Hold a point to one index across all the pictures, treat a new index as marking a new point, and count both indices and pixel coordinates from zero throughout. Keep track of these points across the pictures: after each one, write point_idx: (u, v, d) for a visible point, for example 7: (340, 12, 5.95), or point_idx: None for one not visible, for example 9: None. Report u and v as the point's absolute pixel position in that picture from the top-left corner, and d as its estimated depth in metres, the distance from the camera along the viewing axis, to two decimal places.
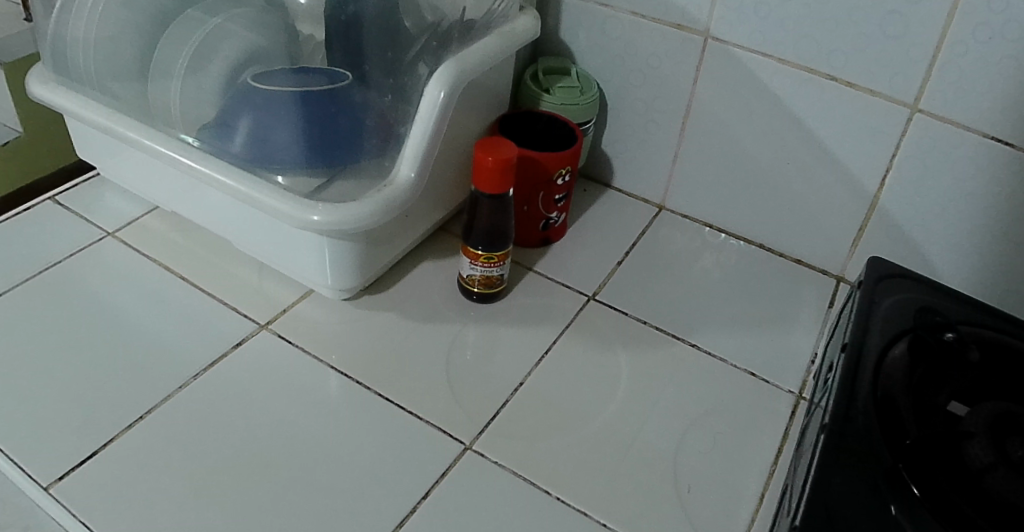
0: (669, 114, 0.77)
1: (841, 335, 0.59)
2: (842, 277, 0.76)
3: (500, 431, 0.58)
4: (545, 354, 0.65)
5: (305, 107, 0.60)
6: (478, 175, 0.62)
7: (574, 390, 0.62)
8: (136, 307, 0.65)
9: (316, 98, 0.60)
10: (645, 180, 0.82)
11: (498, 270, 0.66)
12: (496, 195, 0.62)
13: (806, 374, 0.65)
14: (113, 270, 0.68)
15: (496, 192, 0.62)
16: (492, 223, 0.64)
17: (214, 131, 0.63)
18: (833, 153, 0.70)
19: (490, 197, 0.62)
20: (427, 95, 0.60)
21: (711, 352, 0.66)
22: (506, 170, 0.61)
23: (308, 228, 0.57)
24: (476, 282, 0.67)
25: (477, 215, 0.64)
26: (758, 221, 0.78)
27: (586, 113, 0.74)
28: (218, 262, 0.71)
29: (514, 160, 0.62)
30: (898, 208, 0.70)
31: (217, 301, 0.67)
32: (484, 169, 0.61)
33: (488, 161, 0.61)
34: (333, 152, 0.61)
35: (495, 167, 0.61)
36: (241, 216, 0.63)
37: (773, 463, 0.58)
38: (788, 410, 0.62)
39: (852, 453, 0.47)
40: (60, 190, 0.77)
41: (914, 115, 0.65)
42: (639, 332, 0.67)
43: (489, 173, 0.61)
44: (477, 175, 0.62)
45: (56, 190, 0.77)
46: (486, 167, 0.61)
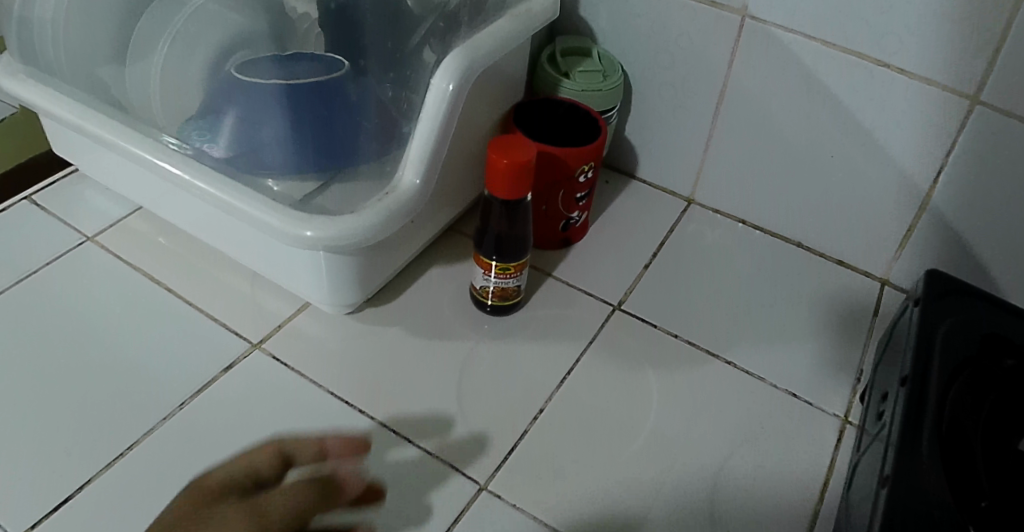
0: (699, 100, 0.70)
1: (897, 360, 0.53)
2: (887, 279, 0.70)
3: (516, 467, 0.52)
4: (567, 377, 0.59)
5: (302, 105, 0.53)
6: (489, 175, 0.55)
7: (598, 418, 0.56)
8: (118, 323, 0.59)
9: (315, 94, 0.53)
10: (673, 171, 0.76)
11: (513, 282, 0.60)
12: (510, 199, 0.56)
13: (852, 395, 0.59)
14: (93, 280, 0.62)
15: (510, 197, 0.55)
16: (507, 229, 0.57)
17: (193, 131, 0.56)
18: (884, 148, 0.63)
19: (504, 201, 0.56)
20: (435, 89, 0.53)
21: (749, 371, 0.60)
22: (522, 172, 0.54)
23: (301, 244, 0.50)
24: (488, 293, 0.61)
25: (491, 219, 0.58)
26: (797, 218, 0.72)
27: (610, 100, 0.67)
28: (207, 270, 0.64)
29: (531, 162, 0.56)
30: (952, 209, 0.63)
31: (207, 316, 0.61)
32: (496, 169, 0.54)
33: (502, 165, 0.54)
34: (329, 155, 0.55)
35: (509, 167, 0.54)
36: (230, 225, 0.57)
37: (819, 501, 0.52)
38: (834, 437, 0.56)
39: (917, 514, 0.42)
40: (38, 187, 0.70)
41: (974, 107, 0.57)
42: (669, 347, 0.62)
43: (501, 175, 0.54)
44: (489, 174, 0.55)
45: (34, 187, 0.70)
46: (498, 167, 0.54)
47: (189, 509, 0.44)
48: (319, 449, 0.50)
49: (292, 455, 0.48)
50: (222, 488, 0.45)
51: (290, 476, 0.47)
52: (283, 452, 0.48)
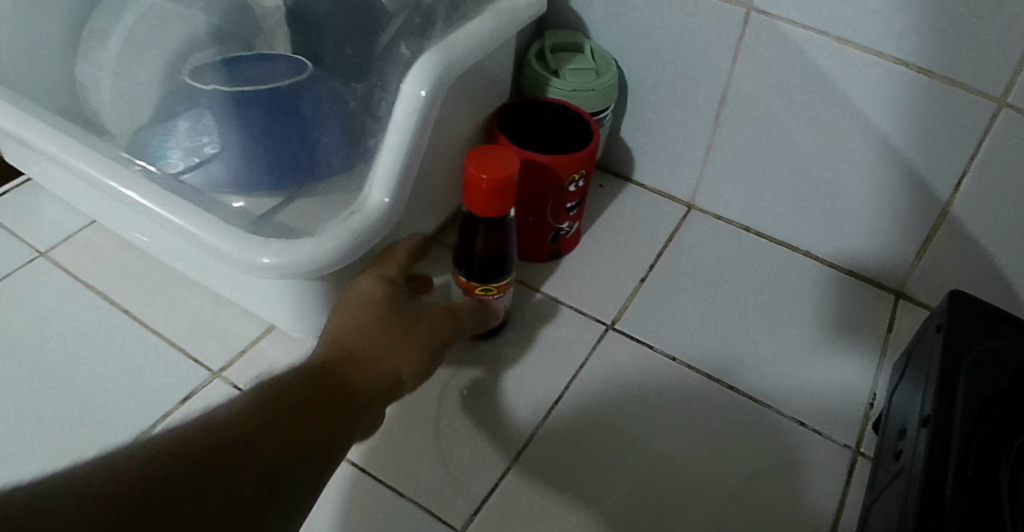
0: (700, 100, 0.65)
1: (915, 394, 0.48)
2: (902, 292, 0.65)
3: (500, 510, 0.49)
4: (555, 404, 0.55)
5: (253, 114, 0.51)
6: (468, 192, 0.50)
7: (588, 451, 0.53)
8: (70, 349, 0.55)
9: (265, 101, 0.51)
10: (672, 174, 0.71)
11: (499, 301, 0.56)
12: (493, 217, 0.51)
13: (863, 424, 0.56)
14: (45, 302, 0.58)
15: (492, 215, 0.51)
16: (489, 249, 0.53)
17: (147, 139, 0.52)
18: (901, 153, 0.58)
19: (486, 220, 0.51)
20: (405, 97, 0.48)
21: (751, 397, 0.57)
22: (505, 188, 0.49)
23: (258, 272, 0.46)
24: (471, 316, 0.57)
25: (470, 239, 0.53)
26: (805, 226, 0.67)
27: (603, 101, 0.62)
28: (169, 288, 0.60)
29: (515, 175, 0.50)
30: (973, 220, 0.58)
31: (164, 340, 0.56)
32: (476, 187, 0.49)
33: (482, 181, 0.49)
34: (294, 164, 0.52)
35: (490, 184, 0.49)
36: (183, 249, 0.52)
37: None
38: (844, 473, 0.52)
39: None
40: None
41: (1001, 111, 0.52)
42: (666, 371, 0.58)
43: (482, 193, 0.49)
44: (468, 192, 0.50)
45: None
46: (479, 184, 0.49)
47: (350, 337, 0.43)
48: (478, 302, 0.52)
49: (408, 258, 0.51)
50: (410, 309, 0.47)
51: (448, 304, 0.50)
52: (455, 312, 0.49)
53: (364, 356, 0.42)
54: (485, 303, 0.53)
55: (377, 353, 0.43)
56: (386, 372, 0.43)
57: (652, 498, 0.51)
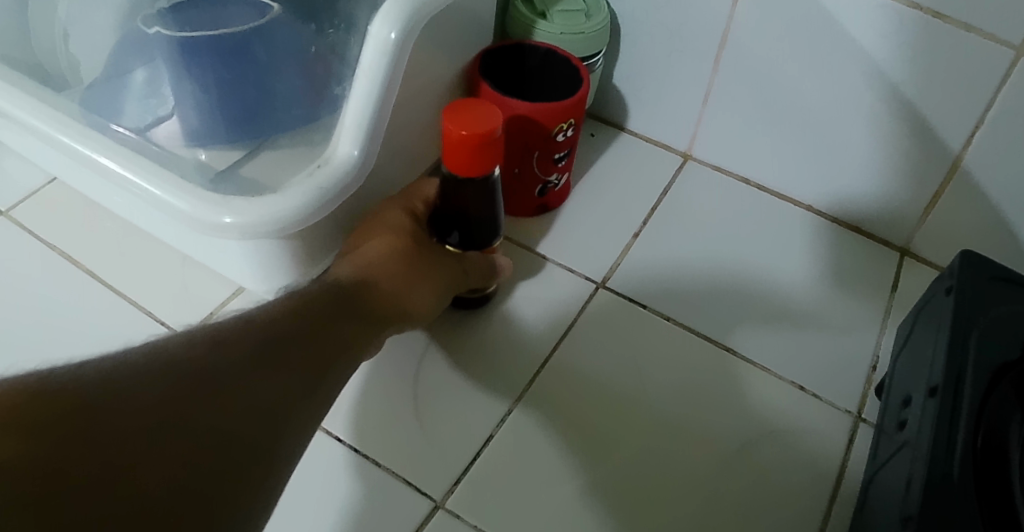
0: (698, 45, 0.60)
1: (922, 359, 0.46)
2: (907, 249, 0.62)
3: (483, 481, 0.47)
4: (542, 368, 0.53)
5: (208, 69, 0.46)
6: (448, 151, 0.46)
7: (576, 417, 0.50)
8: (32, 314, 0.53)
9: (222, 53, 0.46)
10: (668, 123, 0.67)
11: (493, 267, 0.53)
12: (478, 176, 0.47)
13: (866, 388, 0.53)
14: (5, 264, 0.55)
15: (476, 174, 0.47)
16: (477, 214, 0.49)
17: (101, 90, 0.49)
18: (910, 104, 0.54)
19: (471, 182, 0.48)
20: (374, 39, 0.44)
21: (747, 359, 0.54)
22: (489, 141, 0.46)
23: (220, 233, 0.43)
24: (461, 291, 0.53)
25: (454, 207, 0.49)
26: (808, 179, 0.63)
27: (593, 45, 0.58)
28: (136, 248, 0.57)
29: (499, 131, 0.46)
30: (985, 176, 0.54)
31: (129, 303, 0.53)
32: (457, 143, 0.46)
33: (459, 138, 0.45)
34: (259, 116, 0.48)
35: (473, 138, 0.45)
36: (144, 208, 0.49)
37: (824, 518, 0.47)
38: (843, 439, 0.50)
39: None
40: None
41: (1019, 60, 0.48)
42: (659, 331, 0.55)
43: (465, 149, 0.45)
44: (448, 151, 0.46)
45: None
46: (460, 140, 0.45)
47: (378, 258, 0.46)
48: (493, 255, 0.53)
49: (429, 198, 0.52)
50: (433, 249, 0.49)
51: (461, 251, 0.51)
52: (468, 261, 0.51)
53: (389, 287, 0.46)
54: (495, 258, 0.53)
55: (403, 284, 0.46)
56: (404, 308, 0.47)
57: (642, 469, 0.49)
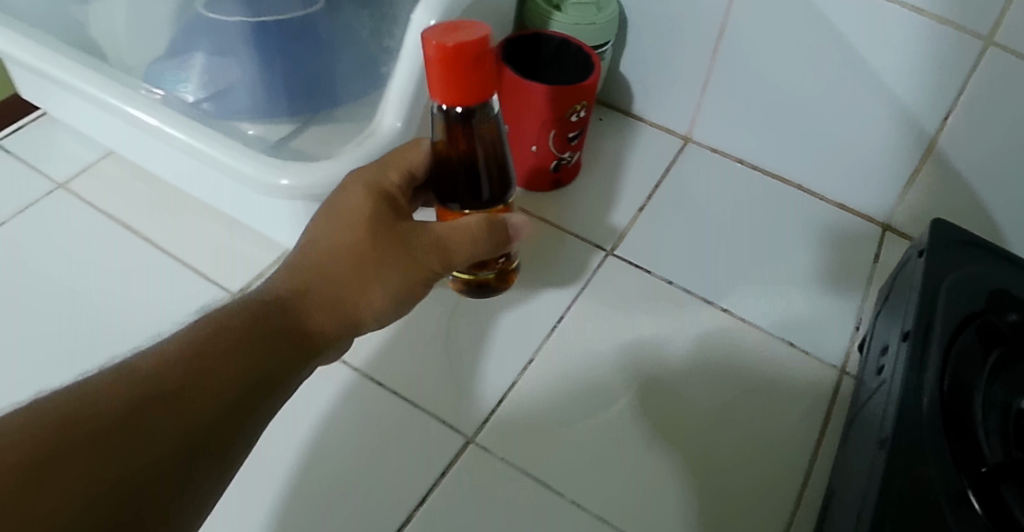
0: (698, 36, 0.66)
1: (897, 313, 0.52)
2: (888, 225, 0.67)
3: (508, 420, 0.53)
4: (557, 324, 0.59)
5: (269, 58, 0.52)
6: (431, 77, 0.43)
7: (589, 367, 0.56)
8: (93, 277, 0.57)
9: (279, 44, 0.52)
10: (670, 109, 0.73)
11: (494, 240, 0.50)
12: (468, 102, 0.43)
13: (849, 346, 0.59)
14: (66, 230, 0.60)
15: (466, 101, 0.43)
16: (473, 173, 0.47)
17: (160, 65, 0.53)
18: (891, 90, 0.60)
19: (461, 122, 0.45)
20: (416, 24, 0.50)
21: (743, 317, 0.60)
22: (476, 61, 0.42)
23: (276, 194, 0.48)
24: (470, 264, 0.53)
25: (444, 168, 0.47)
26: (798, 160, 0.69)
27: (602, 35, 0.63)
28: (184, 217, 0.61)
29: (479, 41, 0.42)
30: (959, 155, 0.60)
31: (181, 264, 0.58)
32: (440, 64, 0.42)
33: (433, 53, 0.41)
34: (306, 94, 0.53)
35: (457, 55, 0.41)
36: (204, 175, 0.54)
37: (814, 456, 0.52)
38: (830, 388, 0.56)
39: (916, 480, 0.41)
40: (8, 131, 0.67)
41: (988, 49, 0.54)
42: (662, 293, 0.61)
43: (450, 69, 0.42)
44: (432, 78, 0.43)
45: (6, 131, 0.67)
46: (442, 60, 0.41)
47: (319, 261, 0.43)
48: (485, 228, 0.44)
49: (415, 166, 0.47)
50: (396, 237, 0.44)
51: (441, 232, 0.44)
52: (449, 242, 0.44)
53: (326, 297, 0.42)
54: (496, 230, 0.45)
55: (346, 290, 0.43)
56: (345, 321, 0.43)
57: (648, 416, 0.54)
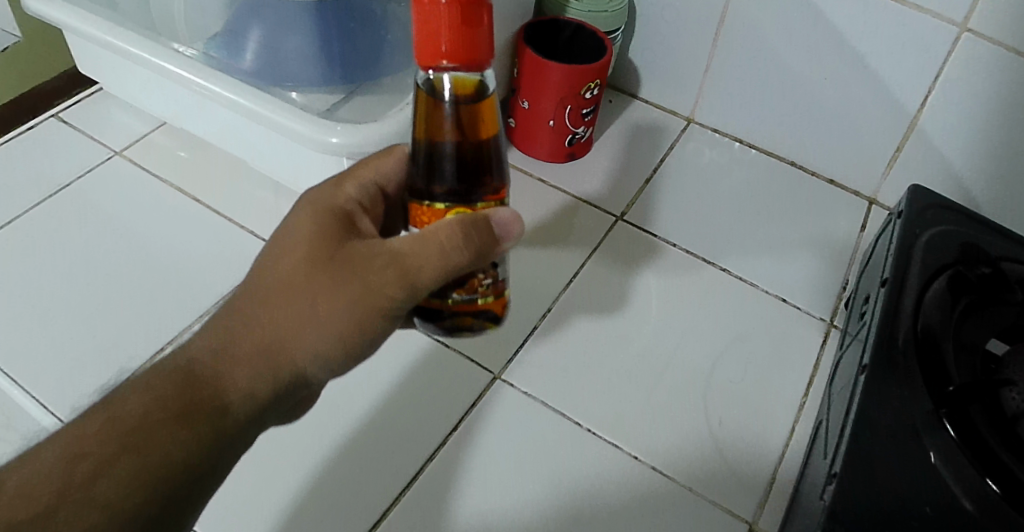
0: (701, 23, 0.72)
1: (877, 267, 0.58)
2: (875, 199, 0.73)
3: (529, 360, 0.59)
4: (573, 278, 0.65)
5: (327, 42, 0.56)
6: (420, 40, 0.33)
7: (602, 316, 0.62)
8: (154, 233, 0.66)
9: (337, 29, 0.56)
10: (675, 91, 0.79)
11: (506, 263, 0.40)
12: (470, 66, 0.34)
13: (837, 303, 0.64)
14: (129, 191, 0.69)
15: (465, 66, 0.34)
16: (462, 172, 0.37)
17: (221, 43, 0.60)
18: (876, 73, 0.65)
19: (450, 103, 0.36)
20: None
21: (740, 276, 0.66)
22: (476, 11, 0.33)
23: (326, 151, 0.54)
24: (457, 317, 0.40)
25: (422, 172, 0.37)
26: (791, 139, 0.75)
27: (615, 21, 0.69)
28: (232, 182, 0.71)
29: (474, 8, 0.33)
30: (938, 132, 0.65)
31: (235, 224, 0.67)
32: (428, 18, 0.33)
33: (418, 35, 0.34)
34: (352, 69, 0.58)
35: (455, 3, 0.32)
36: (257, 139, 0.61)
37: (804, 394, 0.58)
38: (819, 338, 0.62)
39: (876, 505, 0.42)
40: (66, 104, 0.76)
41: (962, 35, 0.59)
42: (668, 254, 0.67)
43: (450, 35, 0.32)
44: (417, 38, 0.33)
45: (62, 105, 0.76)
46: (433, 11, 0.32)
47: (246, 303, 0.38)
48: (460, 233, 0.35)
49: (389, 178, 0.45)
50: (343, 260, 0.38)
51: (400, 246, 0.37)
52: (411, 259, 0.36)
53: (252, 347, 0.38)
54: (478, 234, 0.35)
55: (275, 336, 0.38)
56: (272, 376, 0.38)
57: (655, 359, 0.59)
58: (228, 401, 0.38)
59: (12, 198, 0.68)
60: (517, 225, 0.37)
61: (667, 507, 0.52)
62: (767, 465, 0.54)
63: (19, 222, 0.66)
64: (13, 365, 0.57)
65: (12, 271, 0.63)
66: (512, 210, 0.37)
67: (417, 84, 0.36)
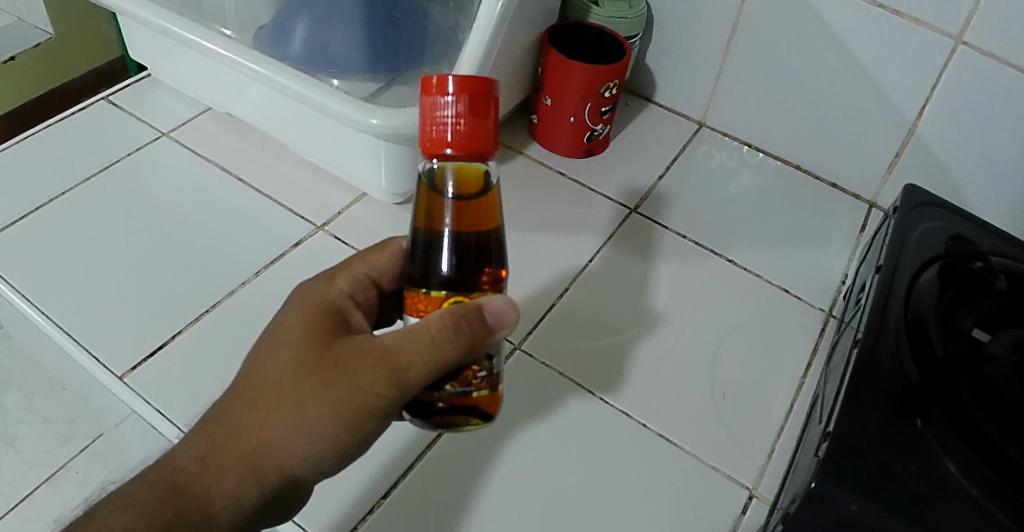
0: (714, 32, 0.76)
1: (874, 259, 0.62)
2: (874, 202, 0.77)
3: (547, 333, 0.63)
4: (588, 263, 0.69)
5: (373, 32, 0.62)
6: (424, 129, 0.36)
7: (615, 298, 0.66)
8: (199, 210, 0.71)
9: (383, 19, 0.62)
10: (687, 97, 0.83)
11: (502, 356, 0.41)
12: (470, 154, 0.36)
13: (837, 295, 0.68)
14: (177, 170, 0.75)
15: (469, 156, 0.36)
16: (462, 261, 0.38)
17: (270, 33, 0.65)
18: (877, 82, 0.70)
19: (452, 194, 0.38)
20: (486, 4, 0.62)
21: (746, 267, 0.70)
22: (480, 103, 0.35)
23: (366, 132, 0.59)
24: (451, 409, 0.40)
25: (422, 261, 0.39)
26: (796, 143, 0.79)
27: (634, 27, 0.73)
28: (271, 165, 0.77)
29: (478, 104, 0.35)
30: (935, 139, 0.70)
31: (274, 203, 0.73)
32: (433, 108, 0.36)
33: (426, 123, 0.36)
34: (394, 58, 0.64)
35: (460, 96, 0.35)
36: (300, 119, 0.66)
37: (804, 375, 0.61)
38: (818, 326, 0.65)
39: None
40: (115, 90, 0.83)
41: (957, 47, 0.64)
42: (677, 244, 0.71)
43: (456, 128, 0.35)
44: (423, 126, 0.36)
45: (111, 90, 0.83)
46: (437, 103, 0.35)
47: (236, 406, 0.41)
48: (448, 329, 0.36)
49: (384, 271, 0.48)
50: (331, 360, 0.40)
51: (388, 342, 0.38)
52: (402, 351, 0.37)
53: (242, 453, 0.40)
54: (472, 328, 0.37)
55: (262, 440, 0.40)
56: (259, 485, 0.40)
57: (664, 339, 0.63)
58: (215, 517, 0.40)
59: (67, 172, 0.73)
60: (511, 317, 0.37)
61: (672, 469, 0.55)
62: (768, 437, 0.57)
63: (72, 192, 0.71)
64: (67, 316, 0.62)
65: (64, 236, 0.68)
66: (507, 299, 0.37)
67: (421, 174, 0.38)
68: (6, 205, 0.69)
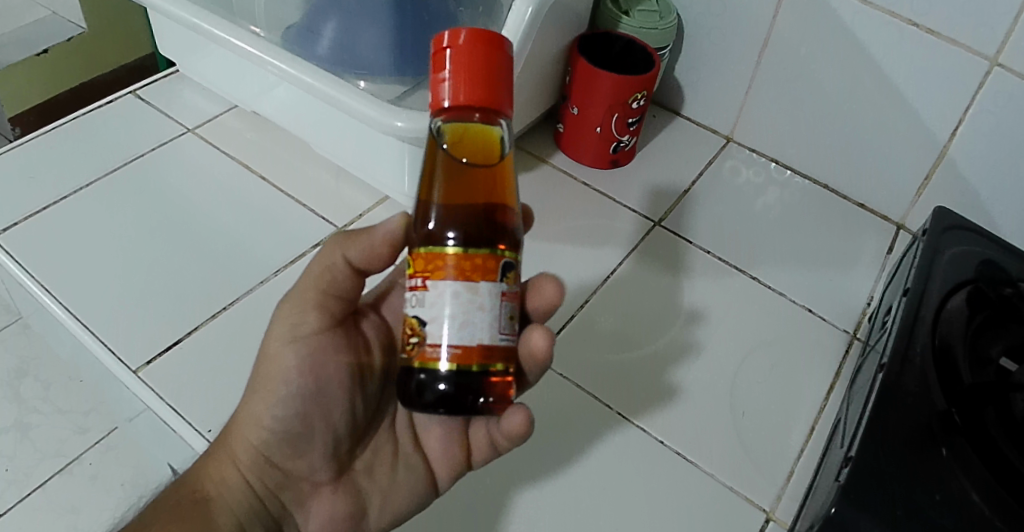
0: (745, 46, 0.76)
1: (902, 281, 0.61)
2: (903, 224, 0.76)
3: (565, 343, 0.62)
4: (610, 274, 0.68)
5: (402, 35, 0.62)
6: (438, 79, 0.37)
7: (636, 311, 0.65)
8: (219, 207, 0.71)
9: (413, 20, 0.62)
10: (715, 110, 0.83)
11: (479, 311, 0.36)
12: (483, 102, 0.37)
13: (861, 317, 0.67)
14: (202, 166, 0.75)
15: (481, 106, 0.37)
16: (471, 229, 0.39)
17: (300, 33, 0.65)
18: (910, 102, 0.69)
19: (466, 158, 0.40)
20: (516, 10, 0.61)
21: (769, 285, 0.69)
22: (492, 54, 0.37)
23: (391, 134, 0.59)
24: (450, 399, 0.37)
25: (430, 227, 0.39)
26: (826, 161, 0.78)
27: (664, 39, 0.73)
28: (296, 164, 0.77)
29: (488, 52, 0.37)
30: (966, 162, 0.68)
31: (298, 204, 0.73)
32: (449, 58, 0.37)
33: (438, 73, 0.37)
34: (421, 61, 0.64)
35: (473, 46, 0.37)
36: (327, 120, 0.66)
37: (826, 397, 0.60)
38: (842, 348, 0.64)
39: None
40: (143, 84, 0.84)
41: (992, 69, 0.63)
42: (702, 260, 0.70)
43: (468, 74, 0.37)
44: (436, 78, 0.37)
45: (139, 84, 0.84)
46: (453, 54, 0.37)
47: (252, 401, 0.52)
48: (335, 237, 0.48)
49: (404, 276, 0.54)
50: None
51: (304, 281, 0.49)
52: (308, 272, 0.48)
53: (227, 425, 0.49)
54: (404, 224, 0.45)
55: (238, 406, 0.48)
56: (231, 461, 0.47)
57: (683, 353, 0.63)
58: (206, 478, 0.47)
59: (91, 164, 0.73)
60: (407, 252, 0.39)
61: (686, 488, 0.55)
62: (786, 457, 0.56)
63: (95, 184, 0.72)
64: (83, 308, 0.62)
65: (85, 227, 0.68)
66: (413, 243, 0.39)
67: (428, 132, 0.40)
68: (30, 194, 0.70)
